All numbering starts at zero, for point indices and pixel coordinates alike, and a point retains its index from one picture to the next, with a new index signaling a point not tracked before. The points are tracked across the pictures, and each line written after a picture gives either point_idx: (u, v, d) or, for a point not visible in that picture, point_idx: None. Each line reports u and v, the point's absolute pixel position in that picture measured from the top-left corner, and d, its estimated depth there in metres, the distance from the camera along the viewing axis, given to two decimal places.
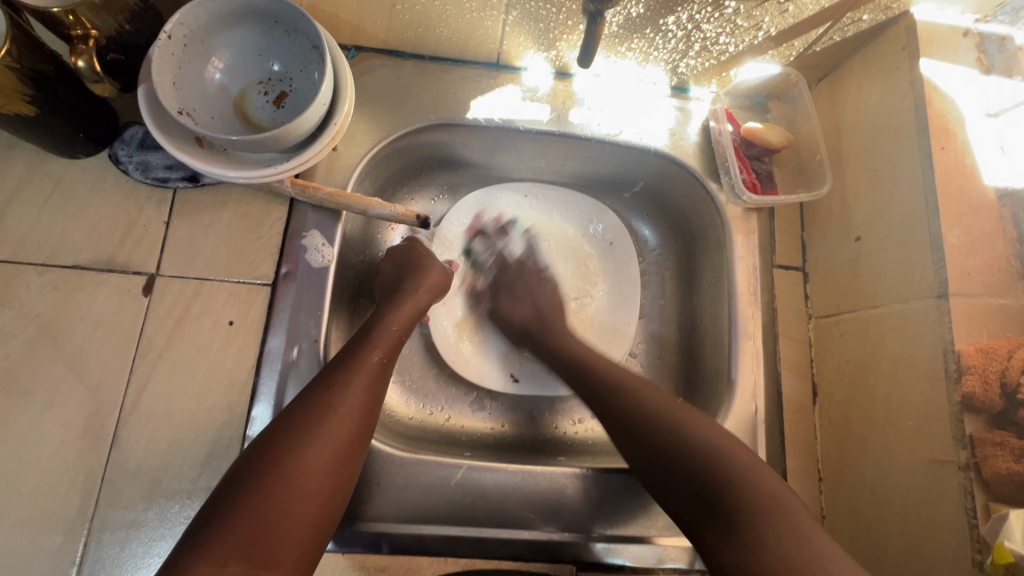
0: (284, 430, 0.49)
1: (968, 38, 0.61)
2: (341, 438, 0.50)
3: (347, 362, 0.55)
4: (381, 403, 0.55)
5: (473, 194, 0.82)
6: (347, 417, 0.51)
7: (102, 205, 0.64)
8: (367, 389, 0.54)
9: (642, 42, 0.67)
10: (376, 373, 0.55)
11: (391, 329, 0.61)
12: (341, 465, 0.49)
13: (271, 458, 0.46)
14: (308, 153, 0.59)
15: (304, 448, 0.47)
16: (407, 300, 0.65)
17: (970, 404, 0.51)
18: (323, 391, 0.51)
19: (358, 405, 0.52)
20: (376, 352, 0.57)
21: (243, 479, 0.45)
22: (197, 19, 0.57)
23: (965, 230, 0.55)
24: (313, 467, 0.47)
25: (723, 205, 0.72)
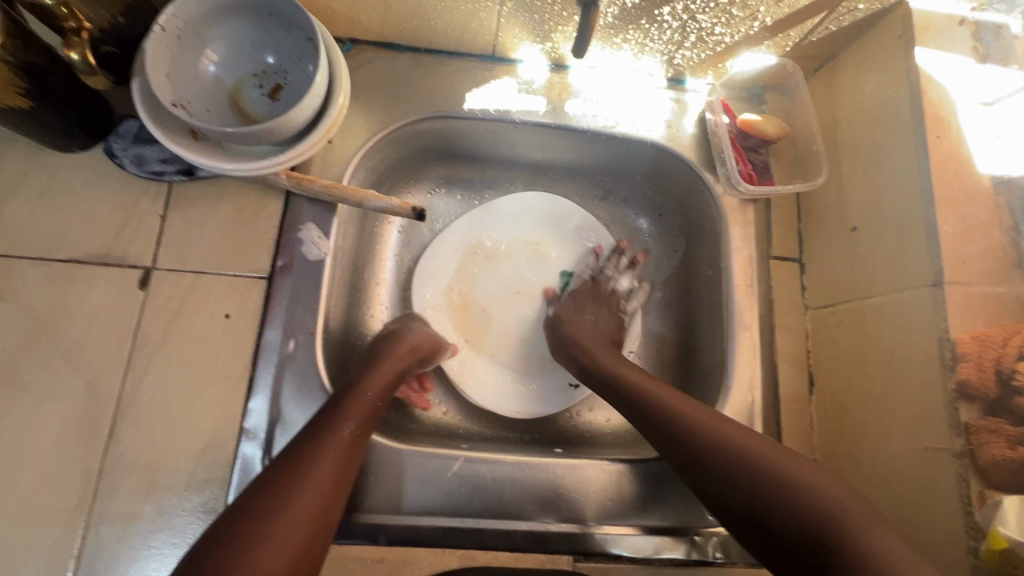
0: (245, 511, 0.45)
1: (964, 27, 0.61)
2: (309, 518, 0.47)
3: (318, 433, 0.52)
4: (351, 477, 0.52)
5: (463, 220, 0.81)
6: (314, 495, 0.48)
7: (98, 199, 0.64)
8: (338, 462, 0.51)
9: (637, 33, 0.67)
10: (347, 446, 0.53)
11: (366, 395, 0.58)
12: (306, 549, 0.46)
13: (236, 539, 0.43)
14: (303, 145, 0.59)
15: (271, 530, 0.44)
16: (386, 360, 0.64)
17: (965, 392, 0.51)
18: (289, 468, 0.49)
19: (326, 480, 0.50)
20: (348, 422, 0.55)
21: (197, 573, 0.41)
22: (190, 11, 0.57)
23: (961, 219, 0.55)
24: (277, 553, 0.44)
25: (720, 196, 0.72)
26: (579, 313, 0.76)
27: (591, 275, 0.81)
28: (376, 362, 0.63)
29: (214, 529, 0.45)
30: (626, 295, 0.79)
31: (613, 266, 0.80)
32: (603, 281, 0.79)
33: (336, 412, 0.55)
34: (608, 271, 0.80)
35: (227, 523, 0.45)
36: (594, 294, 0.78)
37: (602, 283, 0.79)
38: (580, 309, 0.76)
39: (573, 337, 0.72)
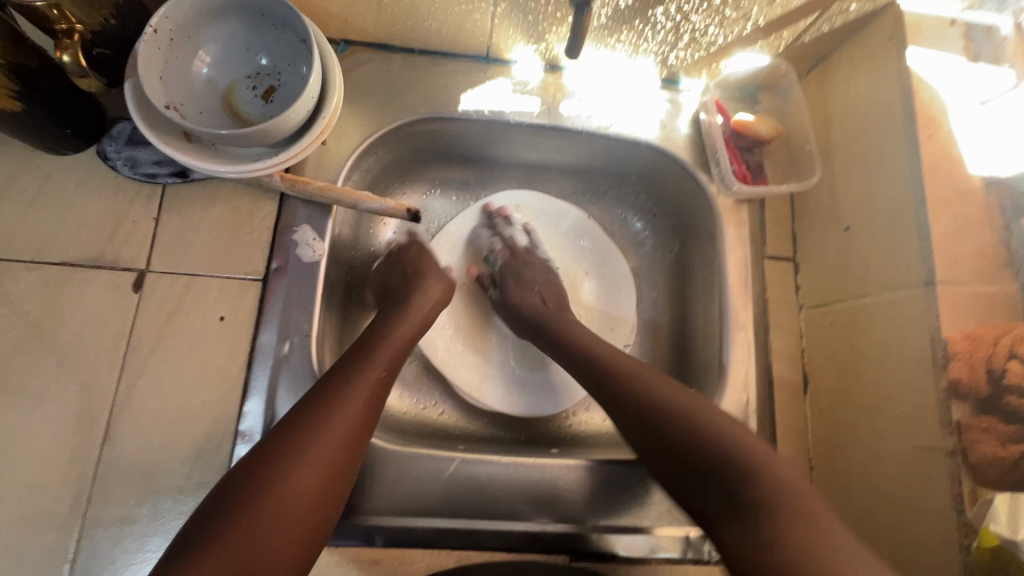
0: (273, 449, 0.46)
1: (955, 27, 0.61)
2: (335, 458, 0.47)
3: (347, 374, 0.52)
4: (378, 419, 0.53)
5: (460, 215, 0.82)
6: (344, 434, 0.48)
7: (91, 202, 0.64)
8: (368, 405, 0.51)
9: (631, 33, 0.67)
10: (376, 389, 0.53)
11: (393, 343, 0.58)
12: (332, 487, 0.47)
13: (261, 475, 0.44)
14: (296, 147, 0.59)
15: (297, 469, 0.45)
16: (412, 310, 0.63)
17: (958, 391, 0.51)
18: (320, 406, 0.49)
19: (355, 421, 0.50)
20: (377, 366, 0.54)
21: (222, 505, 0.42)
22: (183, 13, 0.56)
23: (952, 219, 0.56)
24: (305, 488, 0.45)
25: (714, 196, 0.72)
26: (524, 292, 0.72)
27: (501, 246, 0.78)
28: (403, 311, 0.63)
29: (246, 460, 0.46)
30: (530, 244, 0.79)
31: (505, 225, 0.80)
32: (512, 242, 0.78)
33: (364, 358, 0.55)
34: (505, 233, 0.79)
35: (260, 455, 0.46)
36: (521, 261, 0.75)
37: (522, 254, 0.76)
38: (523, 283, 0.73)
39: (534, 314, 0.70)
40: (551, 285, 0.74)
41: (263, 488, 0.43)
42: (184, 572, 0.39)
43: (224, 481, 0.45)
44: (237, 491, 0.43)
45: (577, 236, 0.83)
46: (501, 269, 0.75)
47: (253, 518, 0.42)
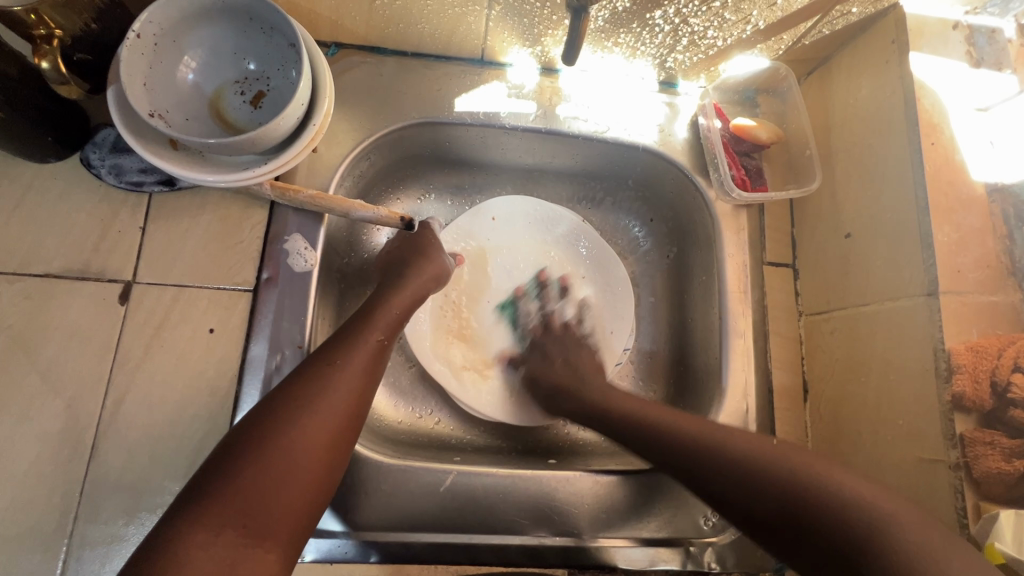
0: (280, 401, 0.49)
1: (958, 31, 0.60)
2: (339, 412, 0.51)
3: (349, 338, 0.56)
4: (378, 381, 0.56)
5: (457, 219, 0.80)
6: (348, 388, 0.52)
7: (75, 211, 0.62)
8: (368, 366, 0.55)
9: (629, 37, 0.65)
10: (376, 351, 0.57)
11: (392, 311, 0.62)
12: (338, 438, 0.50)
13: (271, 424, 0.47)
14: (287, 155, 0.57)
15: (305, 416, 0.48)
16: (409, 284, 0.66)
17: (960, 404, 0.51)
18: (324, 364, 0.53)
19: (357, 380, 0.53)
20: (376, 332, 0.58)
21: (234, 447, 0.46)
22: (166, 17, 0.54)
23: (955, 227, 0.55)
24: (310, 441, 0.48)
25: (713, 201, 0.71)
26: (546, 364, 0.73)
27: (535, 324, 0.78)
28: (399, 284, 0.66)
29: (255, 412, 0.49)
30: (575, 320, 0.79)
31: (551, 300, 0.80)
32: (551, 318, 0.77)
33: (364, 324, 0.59)
34: (550, 307, 0.79)
35: (269, 405, 0.49)
36: (561, 339, 0.75)
37: (555, 326, 0.76)
38: (547, 359, 0.73)
39: (559, 387, 0.69)
40: (585, 363, 0.71)
41: (273, 435, 0.46)
42: (194, 514, 0.42)
43: (236, 429, 0.48)
44: (249, 437, 0.46)
45: (578, 237, 0.82)
46: (529, 349, 0.76)
47: (265, 463, 0.45)
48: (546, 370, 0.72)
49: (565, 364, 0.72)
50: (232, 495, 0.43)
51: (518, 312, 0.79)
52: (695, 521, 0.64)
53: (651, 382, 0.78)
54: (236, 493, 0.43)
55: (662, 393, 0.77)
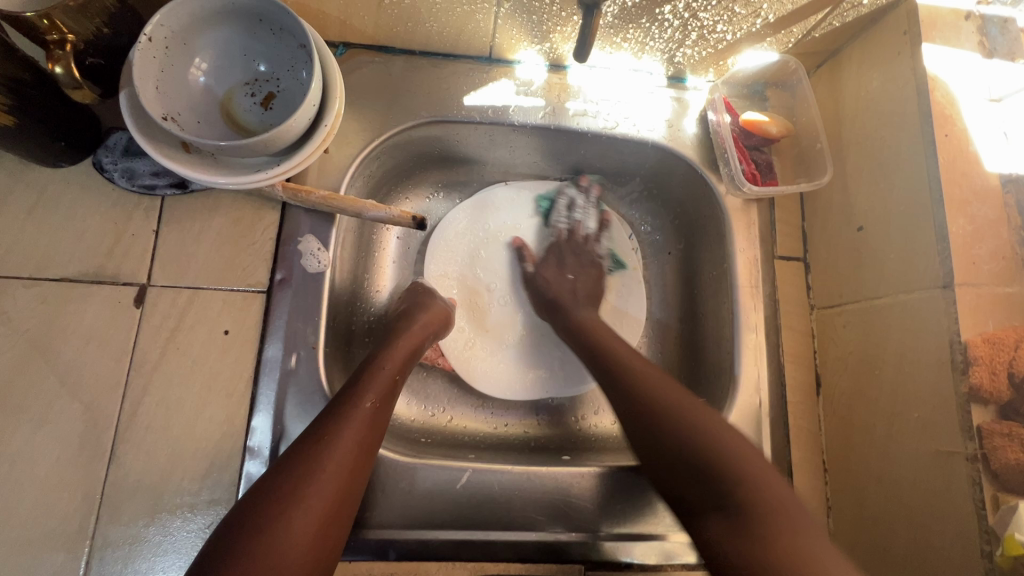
0: (263, 495, 0.46)
1: (970, 22, 0.60)
2: (326, 499, 0.47)
3: (339, 407, 0.53)
4: (374, 452, 0.52)
5: (465, 204, 0.81)
6: (336, 469, 0.48)
7: (88, 215, 0.62)
8: (361, 436, 0.51)
9: (637, 32, 0.65)
10: (370, 419, 0.53)
11: (385, 370, 0.58)
12: (329, 525, 0.46)
13: (254, 520, 0.44)
14: (299, 156, 0.57)
15: (292, 509, 0.45)
16: (403, 339, 0.63)
17: (977, 395, 0.51)
18: (313, 441, 0.49)
19: (349, 458, 0.50)
20: (368, 396, 0.54)
21: (219, 560, 0.42)
22: (177, 20, 0.54)
23: (970, 219, 0.55)
24: (299, 536, 0.44)
25: (723, 195, 0.71)
26: (558, 272, 0.76)
27: (564, 231, 0.82)
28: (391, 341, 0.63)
29: (242, 502, 0.46)
30: (597, 233, 0.82)
31: (582, 208, 0.82)
32: (576, 227, 0.81)
33: (355, 390, 0.55)
34: (575, 213, 0.82)
35: (256, 495, 0.46)
36: (573, 249, 0.79)
37: (576, 233, 0.81)
38: (561, 270, 0.77)
39: (557, 298, 0.74)
40: (587, 281, 0.76)
41: (258, 531, 0.43)
42: None
43: (220, 529, 0.45)
44: (232, 541, 0.43)
45: (587, 221, 0.83)
46: (549, 249, 0.80)
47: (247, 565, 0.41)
48: (556, 276, 0.76)
49: (571, 285, 0.75)
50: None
51: (553, 209, 0.82)
52: None
53: None
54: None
55: None
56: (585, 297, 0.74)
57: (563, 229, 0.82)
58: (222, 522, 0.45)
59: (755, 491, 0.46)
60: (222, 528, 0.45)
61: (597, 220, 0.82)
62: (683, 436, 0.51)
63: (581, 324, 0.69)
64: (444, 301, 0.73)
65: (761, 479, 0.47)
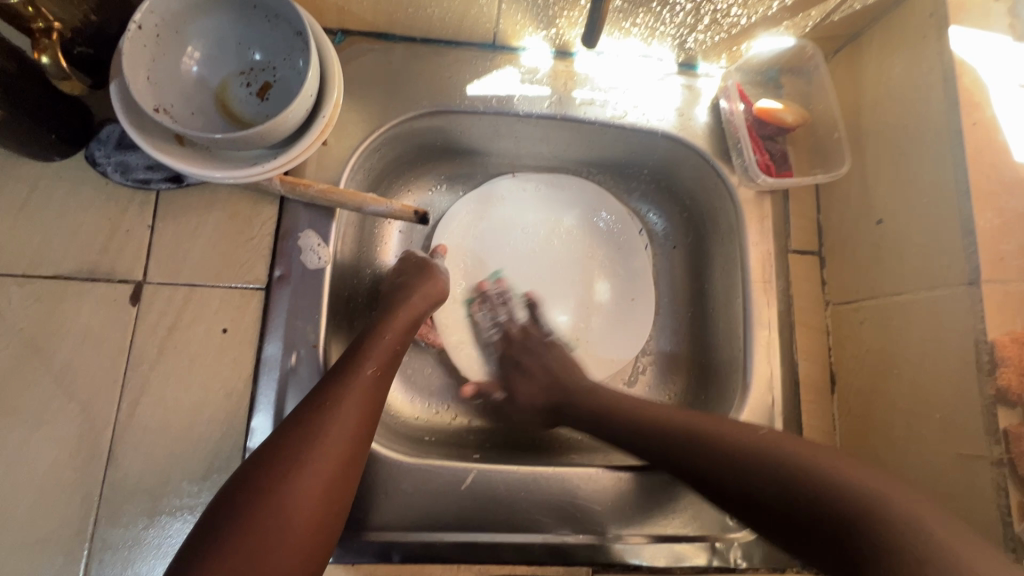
0: (267, 457, 0.45)
1: (999, 3, 0.57)
2: (333, 463, 0.46)
3: (341, 373, 0.52)
4: (377, 417, 0.52)
5: (470, 196, 0.79)
6: (342, 433, 0.48)
7: (82, 210, 0.60)
8: (365, 400, 0.51)
9: (647, 16, 0.63)
10: (372, 385, 0.52)
11: (386, 338, 0.57)
12: (335, 487, 0.46)
13: (258, 481, 0.44)
14: (297, 149, 0.55)
15: (299, 471, 0.44)
16: (403, 307, 0.62)
17: (1004, 398, 0.49)
18: (316, 406, 0.48)
19: (354, 424, 0.49)
20: (370, 363, 0.54)
21: (224, 522, 0.42)
22: (167, 7, 0.52)
23: (998, 212, 0.52)
24: (307, 497, 0.44)
25: (735, 187, 0.69)
26: (529, 380, 0.70)
27: (514, 323, 0.76)
28: (394, 308, 0.62)
29: (244, 467, 0.45)
30: (530, 317, 0.77)
31: (501, 305, 0.77)
32: (508, 327, 0.76)
33: (355, 357, 0.54)
34: (499, 316, 0.77)
35: (260, 457, 0.46)
36: (533, 345, 0.73)
37: (511, 331, 0.75)
38: (524, 372, 0.71)
39: (552, 398, 0.67)
40: (556, 364, 0.70)
41: (264, 491, 0.43)
42: None
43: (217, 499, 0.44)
44: (238, 501, 0.43)
45: (594, 210, 0.81)
46: (498, 372, 0.74)
47: (260, 524, 0.42)
48: (527, 385, 0.70)
49: (543, 367, 0.70)
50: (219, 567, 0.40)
51: (478, 308, 0.77)
52: (721, 518, 0.62)
53: (670, 375, 0.77)
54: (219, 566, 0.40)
55: (683, 387, 0.75)
56: (564, 368, 0.69)
57: (494, 343, 0.76)
58: (225, 485, 0.45)
59: (834, 502, 0.43)
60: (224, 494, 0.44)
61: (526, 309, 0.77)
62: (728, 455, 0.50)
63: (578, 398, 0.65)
64: (445, 271, 0.70)
65: (834, 480, 0.44)
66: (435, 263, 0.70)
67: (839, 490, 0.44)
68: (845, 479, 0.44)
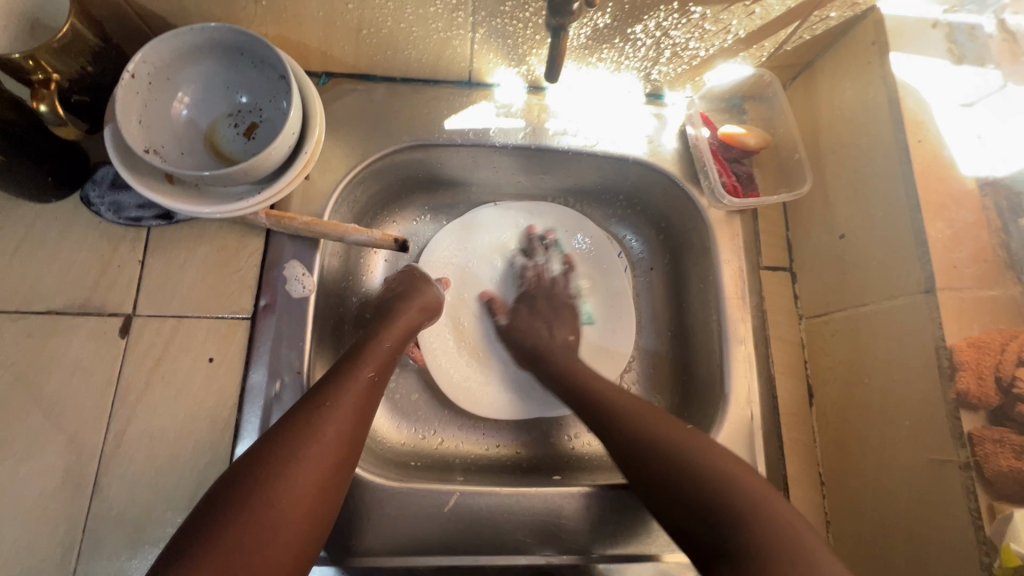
0: (266, 451, 0.46)
1: (937, 30, 0.61)
2: (329, 460, 0.48)
3: (339, 375, 0.54)
4: (371, 422, 0.54)
5: (453, 223, 0.82)
6: (338, 431, 0.50)
7: (75, 248, 0.63)
8: (361, 402, 0.53)
9: (611, 51, 0.66)
10: (369, 388, 0.55)
11: (385, 344, 0.60)
12: (330, 484, 0.48)
13: (250, 480, 0.44)
14: (280, 183, 0.58)
15: (297, 465, 0.46)
16: (400, 318, 0.64)
17: (966, 401, 0.50)
18: (315, 404, 0.50)
19: (350, 424, 0.51)
20: (368, 367, 0.56)
21: (221, 510, 0.43)
22: (159, 56, 0.56)
23: (949, 223, 0.54)
24: (303, 492, 0.45)
25: (705, 208, 0.71)
26: (533, 318, 0.76)
27: (526, 276, 0.81)
28: (391, 317, 0.64)
29: (242, 459, 0.46)
30: (564, 272, 0.81)
31: (541, 258, 0.82)
32: (540, 271, 0.81)
33: (353, 360, 0.56)
34: (538, 259, 0.82)
35: (254, 455, 0.46)
36: (544, 291, 0.79)
37: (539, 275, 0.81)
38: (534, 314, 0.76)
39: (536, 348, 0.72)
40: (563, 354, 0.70)
41: (260, 487, 0.44)
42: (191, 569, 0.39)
43: (213, 489, 0.44)
44: (236, 492, 0.44)
45: (570, 233, 0.84)
46: (518, 300, 0.79)
47: (260, 514, 0.43)
48: (528, 329, 0.74)
49: (549, 332, 0.74)
50: (209, 561, 0.40)
51: (518, 262, 0.83)
52: None
53: (653, 393, 0.78)
54: (217, 553, 0.40)
55: (666, 405, 0.76)
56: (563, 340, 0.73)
57: (522, 282, 0.81)
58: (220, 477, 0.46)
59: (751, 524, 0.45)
60: (212, 494, 0.44)
61: (562, 263, 0.82)
62: (665, 461, 0.51)
63: (557, 373, 0.67)
64: (437, 290, 0.73)
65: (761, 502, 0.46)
66: (432, 278, 0.74)
67: (749, 515, 0.45)
68: (759, 506, 0.46)
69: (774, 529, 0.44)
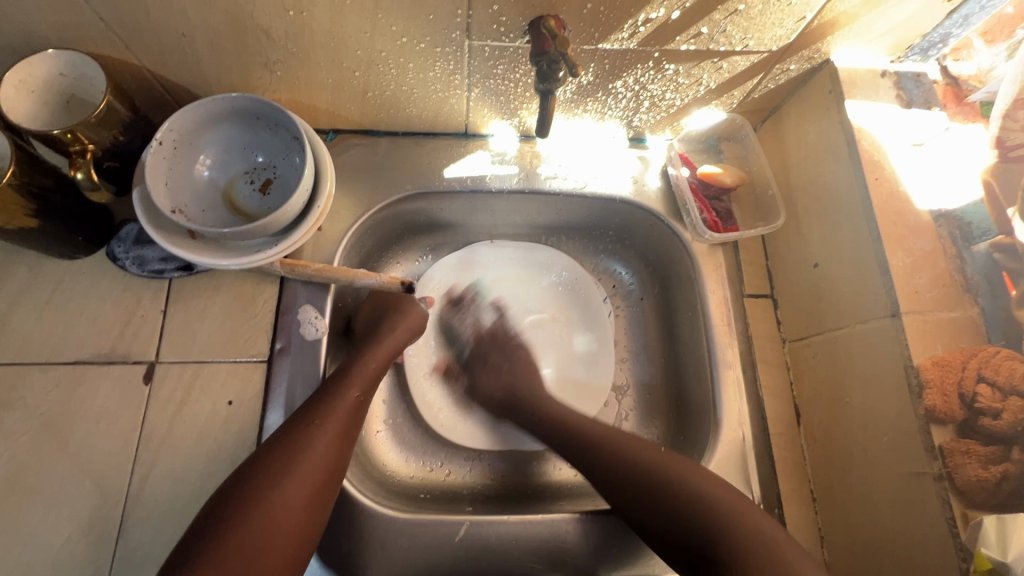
0: (260, 467, 0.52)
1: (886, 79, 0.67)
2: (317, 475, 0.53)
3: (327, 394, 0.59)
4: (355, 436, 0.58)
5: (452, 256, 0.87)
6: (325, 448, 0.54)
7: (102, 301, 0.67)
8: (346, 420, 0.58)
9: (596, 104, 0.72)
10: (354, 407, 0.59)
11: (369, 363, 0.64)
12: (318, 496, 0.53)
13: (246, 497, 0.50)
14: (295, 235, 0.63)
15: (286, 481, 0.51)
16: (385, 337, 0.68)
17: (934, 416, 0.54)
18: (303, 423, 0.55)
19: (336, 441, 0.56)
20: (354, 387, 0.61)
21: (217, 523, 0.48)
22: (184, 124, 0.62)
23: (908, 252, 0.60)
24: (292, 505, 0.51)
25: (689, 242, 0.77)
26: (494, 371, 0.79)
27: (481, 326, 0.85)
28: (380, 336, 0.68)
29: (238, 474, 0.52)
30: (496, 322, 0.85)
31: (470, 309, 0.86)
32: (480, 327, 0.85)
33: (340, 379, 0.61)
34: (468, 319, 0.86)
35: (250, 471, 0.52)
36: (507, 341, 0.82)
37: (498, 327, 0.84)
38: (492, 366, 0.79)
39: (507, 395, 0.76)
40: (518, 368, 0.78)
41: (254, 501, 0.49)
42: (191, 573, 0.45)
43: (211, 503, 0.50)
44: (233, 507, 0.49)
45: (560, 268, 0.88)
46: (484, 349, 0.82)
47: (253, 527, 0.48)
48: (491, 379, 0.78)
49: (510, 373, 0.78)
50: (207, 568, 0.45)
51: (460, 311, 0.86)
52: None
53: (650, 418, 0.81)
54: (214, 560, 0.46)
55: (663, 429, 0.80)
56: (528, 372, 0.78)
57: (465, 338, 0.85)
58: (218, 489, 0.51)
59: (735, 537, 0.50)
60: (210, 507, 0.50)
61: (494, 313, 0.86)
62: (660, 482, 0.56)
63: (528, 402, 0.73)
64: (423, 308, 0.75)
65: (744, 527, 0.51)
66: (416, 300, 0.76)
67: (727, 530, 0.51)
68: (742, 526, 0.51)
69: (755, 543, 0.50)
